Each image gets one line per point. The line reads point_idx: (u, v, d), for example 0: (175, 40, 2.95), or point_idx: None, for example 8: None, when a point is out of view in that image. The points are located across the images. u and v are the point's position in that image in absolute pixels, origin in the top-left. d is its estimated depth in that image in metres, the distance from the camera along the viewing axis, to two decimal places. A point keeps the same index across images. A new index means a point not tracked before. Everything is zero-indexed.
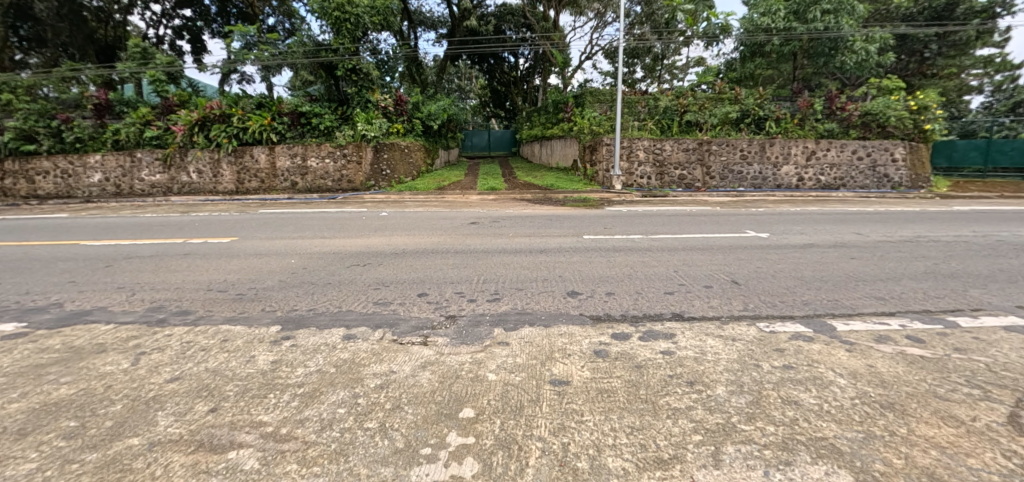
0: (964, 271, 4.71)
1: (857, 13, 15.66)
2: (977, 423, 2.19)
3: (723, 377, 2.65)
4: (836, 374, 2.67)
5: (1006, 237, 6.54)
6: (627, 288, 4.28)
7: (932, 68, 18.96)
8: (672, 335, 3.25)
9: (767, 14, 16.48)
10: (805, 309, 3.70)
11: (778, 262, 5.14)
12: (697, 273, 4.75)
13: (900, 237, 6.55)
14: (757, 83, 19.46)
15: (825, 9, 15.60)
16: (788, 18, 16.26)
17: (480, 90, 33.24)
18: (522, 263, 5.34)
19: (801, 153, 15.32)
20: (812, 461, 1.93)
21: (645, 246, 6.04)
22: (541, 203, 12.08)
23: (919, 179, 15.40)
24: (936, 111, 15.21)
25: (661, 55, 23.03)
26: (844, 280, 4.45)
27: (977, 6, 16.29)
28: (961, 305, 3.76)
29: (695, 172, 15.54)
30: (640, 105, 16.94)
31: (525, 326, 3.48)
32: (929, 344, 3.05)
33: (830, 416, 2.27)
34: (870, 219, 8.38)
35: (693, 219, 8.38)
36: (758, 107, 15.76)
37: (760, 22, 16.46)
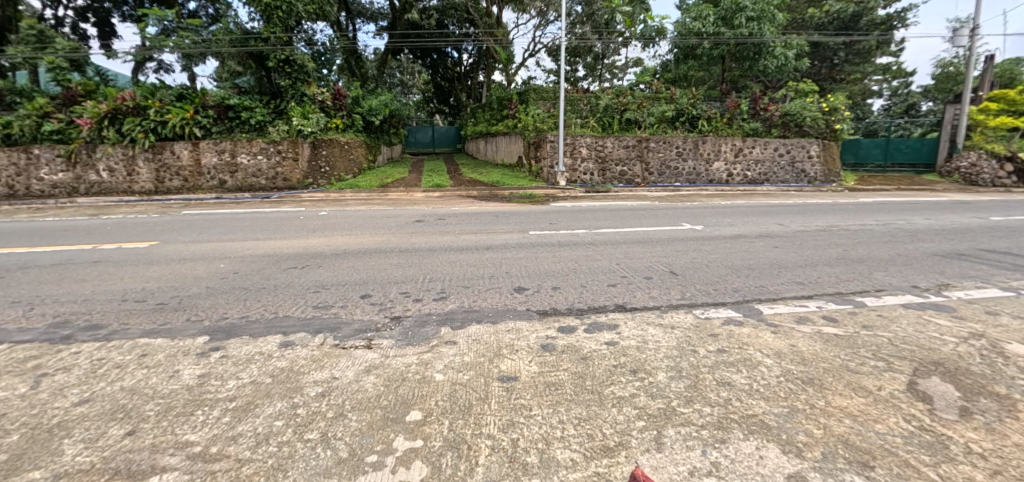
0: (868, 256, 5.26)
1: (777, 21, 17.01)
2: (882, 394, 2.48)
3: (663, 364, 2.75)
4: (763, 355, 2.87)
5: (902, 225, 7.37)
6: (572, 282, 4.36)
7: (841, 74, 20.94)
8: (616, 326, 3.33)
9: (698, 19, 17.48)
10: (735, 295, 3.96)
11: (711, 253, 5.46)
12: (638, 265, 4.94)
13: (815, 227, 7.20)
14: (692, 84, 20.47)
15: (749, 16, 16.76)
16: (716, 23, 17.35)
17: (423, 85, 32.70)
18: (469, 260, 5.27)
19: (730, 150, 16.42)
20: (743, 438, 2.13)
21: (587, 240, 6.20)
22: (486, 199, 12.08)
23: (831, 174, 17.04)
24: (845, 112, 16.81)
25: (601, 55, 23.74)
26: (769, 267, 4.81)
27: (876, 19, 18.21)
28: (867, 286, 4.19)
29: (634, 168, 16.17)
30: (582, 103, 17.33)
31: (473, 323, 3.44)
32: (842, 322, 3.37)
33: (759, 394, 2.46)
34: (790, 211, 9.13)
35: (631, 214, 8.73)
36: (691, 106, 16.69)
37: (691, 26, 17.54)
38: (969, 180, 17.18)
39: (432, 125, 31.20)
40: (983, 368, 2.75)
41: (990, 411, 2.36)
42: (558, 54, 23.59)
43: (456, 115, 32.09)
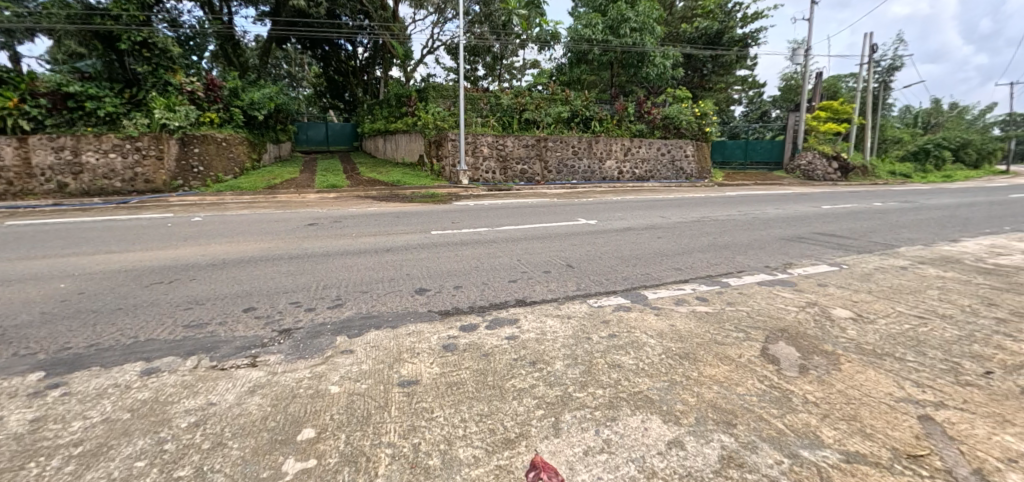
0: (731, 242, 6.06)
1: (655, 33, 18.81)
2: (743, 360, 2.87)
3: (560, 353, 2.89)
4: (647, 336, 3.15)
5: (756, 214, 8.64)
6: (474, 280, 4.38)
7: (708, 83, 23.75)
8: (516, 320, 3.42)
9: (588, 26, 18.68)
10: (625, 283, 4.29)
11: (603, 245, 5.86)
12: (537, 260, 5.13)
13: (690, 218, 8.11)
14: (585, 87, 21.71)
15: (632, 27, 18.33)
16: (605, 31, 18.69)
17: (315, 78, 30.57)
18: (367, 264, 5.04)
19: (619, 150, 17.89)
20: (631, 413, 2.33)
21: (489, 238, 6.28)
22: (386, 200, 11.66)
23: (704, 171, 19.59)
24: (712, 117, 19.28)
25: (499, 56, 23.84)
26: (653, 256, 5.31)
27: (735, 36, 21.00)
28: (730, 268, 4.82)
29: (534, 166, 16.78)
30: (482, 102, 17.34)
31: (372, 329, 3.29)
32: (711, 301, 3.84)
33: (645, 371, 2.70)
34: (670, 205, 10.19)
35: (530, 211, 9.04)
36: (585, 108, 17.72)
37: (583, 33, 18.67)
38: (805, 173, 21.03)
39: (325, 122, 29.15)
40: (816, 331, 3.32)
41: (821, 366, 2.86)
42: (457, 52, 23.55)
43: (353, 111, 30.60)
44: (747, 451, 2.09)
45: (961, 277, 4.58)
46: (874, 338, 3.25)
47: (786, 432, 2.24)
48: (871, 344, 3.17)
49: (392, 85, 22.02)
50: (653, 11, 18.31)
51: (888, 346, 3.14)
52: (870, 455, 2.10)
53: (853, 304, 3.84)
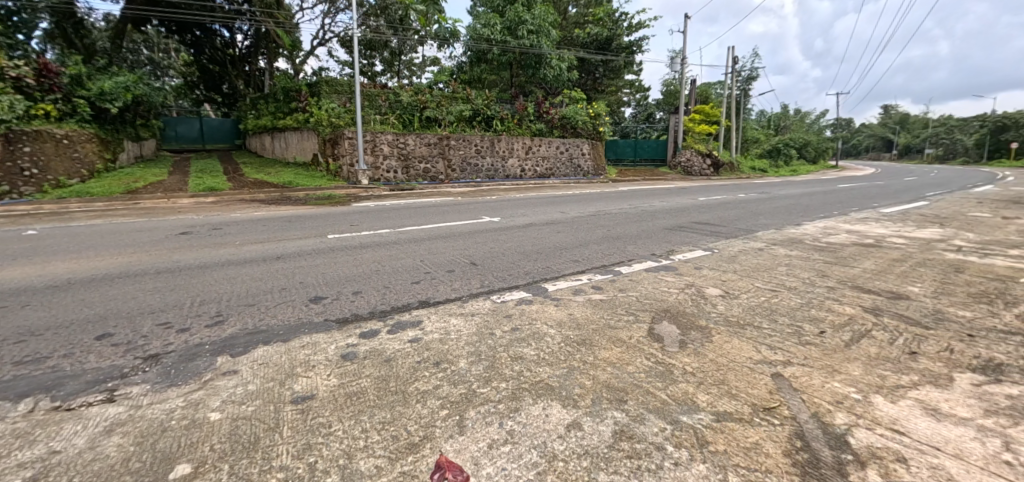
0: (623, 233, 6.60)
1: (551, 37, 19.76)
2: (632, 342, 3.15)
3: (464, 351, 2.92)
4: (548, 326, 3.32)
5: (642, 207, 9.51)
6: (375, 284, 4.24)
7: (601, 85, 25.20)
8: (419, 322, 3.38)
9: (487, 26, 19.00)
10: (527, 278, 4.45)
11: (507, 242, 6.02)
12: (441, 259, 5.10)
13: (587, 212, 8.66)
14: (486, 86, 21.94)
15: (529, 29, 19.07)
16: (503, 32, 19.16)
17: (184, 66, 27.03)
18: (254, 274, 4.61)
19: (521, 148, 18.55)
20: (533, 402, 2.43)
21: (391, 240, 6.10)
22: (276, 203, 10.72)
23: (599, 168, 21.33)
24: (605, 118, 20.99)
25: (398, 51, 23.46)
26: (553, 249, 5.58)
27: (622, 44, 22.85)
28: (622, 258, 5.23)
29: (438, 165, 16.59)
30: (381, 98, 16.75)
31: (259, 345, 3.02)
32: (605, 289, 4.14)
33: (545, 361, 2.84)
34: (568, 200, 10.78)
35: (434, 210, 8.94)
36: (486, 107, 18.01)
37: (482, 32, 18.92)
38: (687, 170, 24.08)
39: (200, 117, 25.87)
40: (693, 309, 3.76)
41: (697, 340, 3.25)
42: (351, 45, 22.36)
43: (233, 105, 27.75)
44: (637, 423, 2.31)
45: (802, 254, 5.49)
46: (738, 311, 3.77)
47: (668, 402, 2.52)
48: (735, 316, 3.67)
49: (280, 78, 20.23)
50: (548, 16, 19.24)
51: (748, 317, 3.67)
52: (734, 412, 2.45)
53: (722, 282, 4.41)
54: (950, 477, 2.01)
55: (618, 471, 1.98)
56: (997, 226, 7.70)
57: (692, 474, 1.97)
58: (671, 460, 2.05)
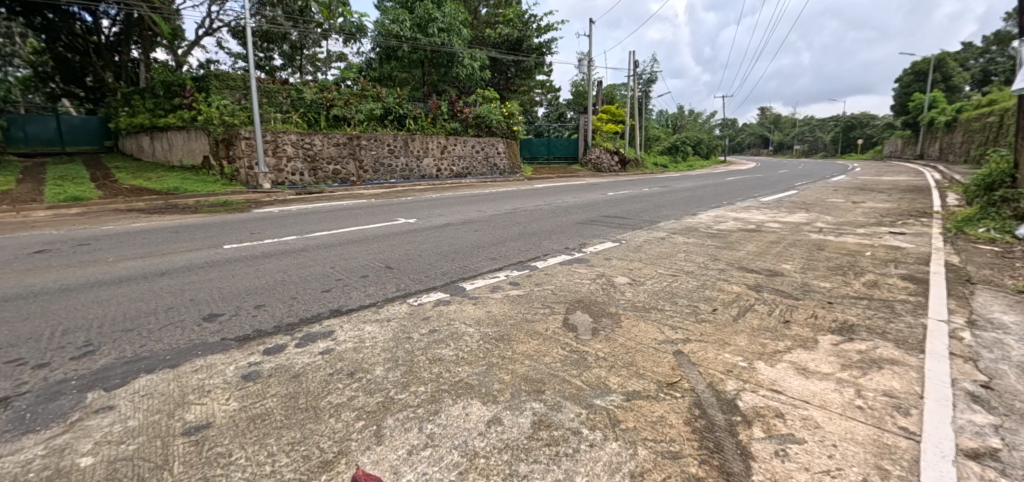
0: (538, 229, 6.83)
1: (462, 36, 19.80)
2: (549, 333, 3.28)
3: (381, 358, 2.85)
4: (466, 326, 3.34)
5: (556, 203, 9.91)
6: (280, 295, 3.96)
7: (514, 85, 25.76)
8: (331, 332, 3.22)
9: (395, 22, 18.48)
10: (444, 278, 4.44)
11: (423, 243, 5.94)
12: (354, 264, 4.90)
13: (503, 210, 8.83)
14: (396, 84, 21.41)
15: (440, 27, 18.90)
16: (413, 29, 18.76)
17: (30, 54, 22.93)
18: (134, 294, 4.07)
19: (436, 148, 18.38)
20: (453, 403, 2.44)
21: (298, 247, 5.73)
22: (159, 212, 9.52)
23: (515, 166, 21.91)
24: (518, 117, 21.52)
25: (299, 45, 22.06)
26: (471, 248, 5.61)
27: (533, 45, 23.53)
28: (538, 253, 5.41)
29: (348, 166, 15.84)
30: (281, 95, 15.77)
31: (142, 375, 2.68)
32: (522, 284, 4.27)
33: (464, 360, 2.86)
34: (485, 199, 10.89)
35: (345, 214, 8.54)
36: (398, 106, 17.57)
37: (390, 28, 18.37)
38: (596, 166, 25.16)
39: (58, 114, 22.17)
40: (604, 297, 4.01)
41: (608, 326, 3.47)
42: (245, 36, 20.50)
43: (101, 100, 24.16)
44: (555, 411, 2.42)
45: (698, 241, 6.08)
46: (644, 297, 4.09)
47: (583, 387, 2.66)
48: (641, 301, 3.98)
49: (158, 70, 17.98)
50: (458, 14, 19.26)
51: (652, 301, 3.99)
52: (642, 390, 2.66)
53: (630, 271, 4.74)
54: (816, 425, 2.37)
55: (536, 459, 2.06)
56: (846, 210, 9.14)
57: (605, 453, 2.11)
58: (587, 442, 2.18)
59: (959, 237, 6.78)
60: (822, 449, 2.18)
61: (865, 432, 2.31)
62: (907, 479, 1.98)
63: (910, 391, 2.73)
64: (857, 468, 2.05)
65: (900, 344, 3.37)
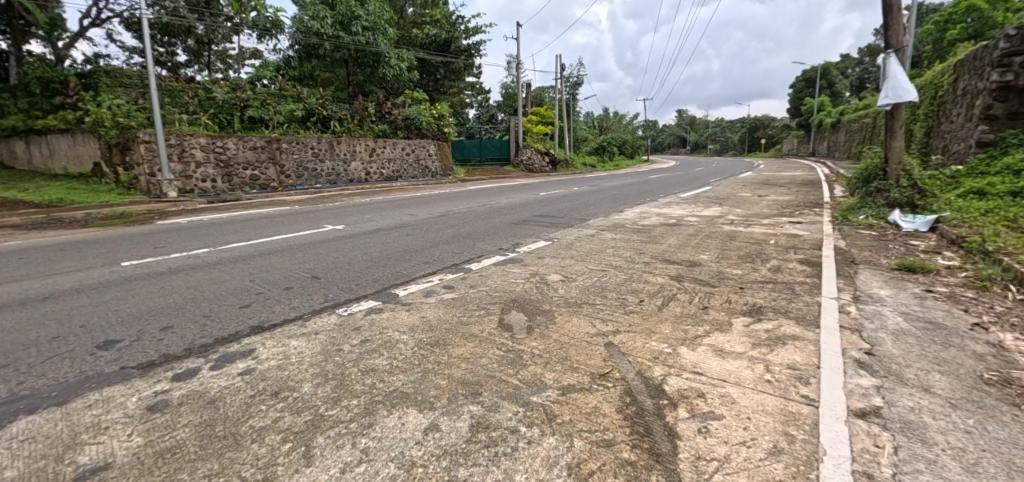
0: (472, 230, 6.85)
1: (387, 35, 19.38)
2: (485, 334, 3.31)
3: (309, 374, 2.72)
4: (400, 333, 3.28)
5: (490, 204, 9.99)
6: (191, 314, 3.64)
7: (443, 87, 25.50)
8: (251, 350, 3.01)
9: (315, 19, 17.63)
10: (376, 285, 4.31)
11: (353, 250, 5.73)
12: (276, 276, 4.62)
13: (436, 213, 8.75)
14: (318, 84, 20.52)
15: (364, 26, 18.29)
16: (335, 27, 17.98)
17: None
18: (4, 324, 3.52)
19: (364, 150, 17.80)
20: (389, 413, 2.39)
21: (212, 260, 5.28)
22: (37, 227, 8.31)
23: (447, 167, 21.89)
24: (449, 119, 21.44)
25: (207, 40, 20.33)
26: (404, 253, 5.51)
27: (461, 46, 23.54)
28: (472, 254, 5.44)
29: (268, 171, 14.87)
30: (187, 95, 14.55)
31: (19, 418, 2.33)
32: (457, 287, 4.27)
33: (399, 368, 2.81)
34: (418, 202, 10.72)
35: (265, 222, 8.00)
36: (321, 107, 16.72)
37: (310, 25, 17.46)
38: (529, 167, 25.82)
39: None
40: (538, 295, 4.12)
41: (542, 323, 3.57)
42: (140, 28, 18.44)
43: None
44: (493, 412, 2.44)
45: (624, 236, 6.42)
46: (576, 292, 4.24)
47: (520, 386, 2.72)
48: (573, 297, 4.14)
49: (32, 63, 15.68)
50: (383, 13, 18.78)
51: (584, 296, 4.16)
52: (576, 383, 2.76)
53: (562, 268, 4.91)
54: (732, 401, 2.60)
55: (476, 462, 2.07)
56: (753, 203, 10.08)
57: (542, 448, 2.17)
58: (525, 439, 2.23)
59: (845, 224, 7.73)
60: (738, 422, 2.40)
61: (774, 404, 2.58)
62: (809, 442, 2.23)
63: (809, 362, 3.08)
64: (768, 437, 2.28)
65: (800, 321, 3.79)
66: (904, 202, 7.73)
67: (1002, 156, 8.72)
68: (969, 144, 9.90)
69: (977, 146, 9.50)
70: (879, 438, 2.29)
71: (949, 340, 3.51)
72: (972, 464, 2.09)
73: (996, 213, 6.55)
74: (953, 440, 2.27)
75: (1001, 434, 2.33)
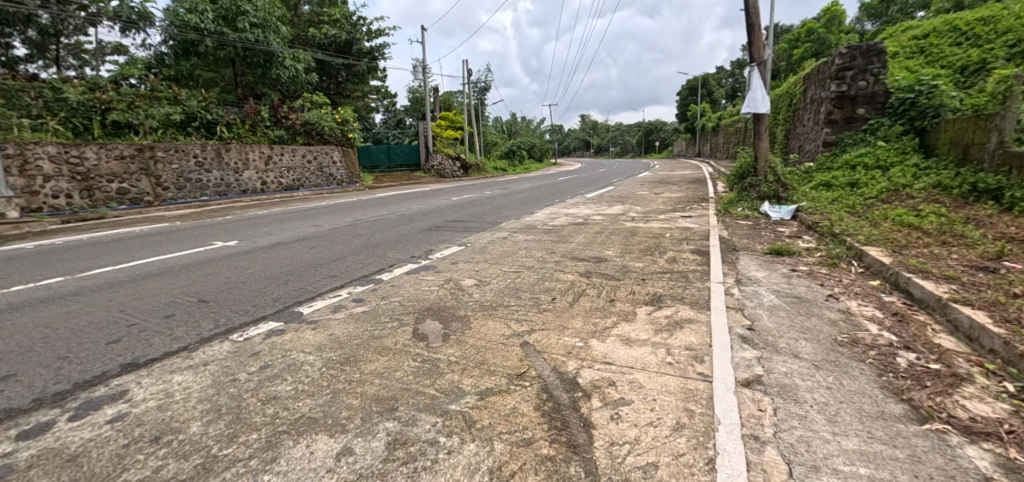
0: (382, 239, 6.65)
1: (281, 33, 17.91)
2: (398, 346, 3.25)
3: (199, 411, 2.46)
4: (306, 354, 3.10)
5: (401, 211, 9.76)
6: (40, 358, 3.09)
7: (346, 90, 24.35)
8: (124, 392, 2.65)
9: (193, 12, 15.85)
10: (275, 305, 4.01)
11: (248, 268, 5.27)
12: (153, 304, 4.09)
13: (344, 223, 8.36)
14: (199, 84, 18.56)
15: (252, 22, 16.82)
16: (217, 22, 16.30)
17: None
18: None
19: (259, 158, 16.43)
20: (295, 442, 2.25)
21: (67, 291, 4.52)
22: None
23: (353, 175, 21.11)
24: (353, 124, 21.02)
25: (51, 30, 17.24)
26: (307, 268, 5.19)
27: (363, 48, 22.70)
28: (383, 265, 5.28)
29: (141, 183, 13.03)
30: (30, 94, 12.19)
31: None
32: (367, 299, 4.13)
33: (305, 392, 2.66)
34: (323, 212, 10.14)
35: (138, 242, 7.03)
36: (204, 110, 15.29)
37: (186, 18, 15.66)
38: (439, 172, 25.72)
39: None
40: (453, 301, 4.13)
41: (457, 329, 3.59)
42: None
43: None
44: (410, 427, 2.41)
45: (535, 237, 6.65)
46: (490, 295, 4.33)
47: (436, 395, 2.71)
48: (488, 299, 4.22)
49: None
50: (274, 10, 17.44)
51: (498, 298, 4.25)
52: (494, 386, 2.82)
53: (476, 272, 4.96)
54: (639, 385, 2.83)
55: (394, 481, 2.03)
56: (650, 201, 10.97)
57: (462, 456, 2.19)
58: (444, 450, 2.23)
59: (727, 216, 8.75)
60: (645, 405, 2.62)
61: (675, 383, 2.85)
62: (705, 414, 2.51)
63: (702, 342, 3.46)
64: (671, 415, 2.52)
65: (694, 305, 4.23)
66: (772, 194, 8.99)
67: (842, 153, 10.60)
68: (817, 144, 11.76)
69: (823, 146, 11.28)
70: (762, 402, 2.65)
71: (811, 310, 4.15)
72: (833, 415, 2.51)
73: (840, 201, 7.84)
74: (818, 397, 2.70)
75: (852, 386, 2.82)
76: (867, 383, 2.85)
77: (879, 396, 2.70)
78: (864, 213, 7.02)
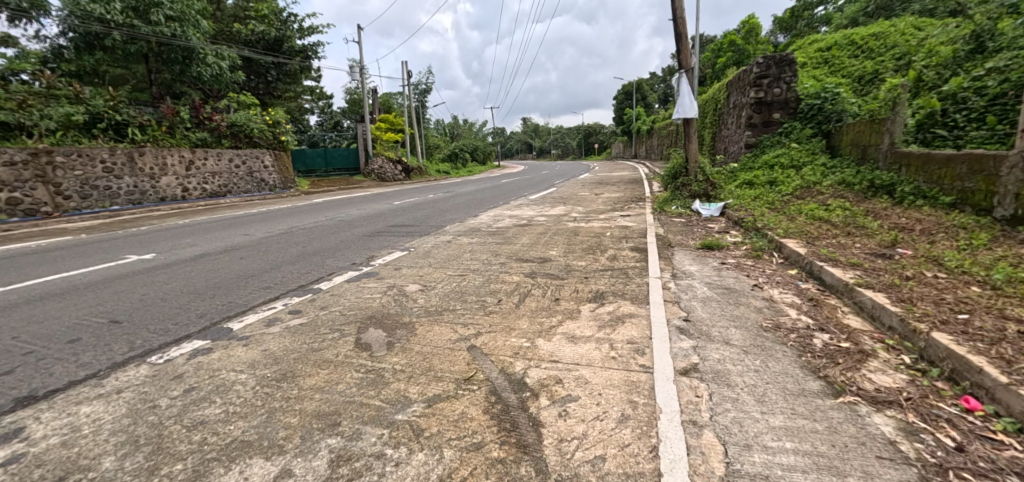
0: (320, 247, 6.38)
1: (201, 28, 16.71)
2: (340, 358, 3.15)
3: (112, 444, 2.25)
4: (237, 372, 2.92)
5: (340, 217, 9.42)
6: None
7: (276, 91, 23.05)
8: (18, 431, 2.35)
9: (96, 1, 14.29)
10: (201, 322, 3.73)
11: (168, 282, 4.85)
12: (52, 328, 3.66)
13: (278, 231, 7.93)
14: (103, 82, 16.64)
15: (168, 14, 15.46)
16: (126, 13, 14.82)
17: None
18: None
19: (179, 163, 15.17)
20: (228, 468, 2.12)
21: None
22: None
23: (287, 180, 20.11)
24: (286, 126, 20.04)
25: None
26: (236, 280, 4.86)
27: (295, 47, 21.58)
28: (321, 274, 5.07)
29: (36, 192, 11.51)
30: None
31: None
32: (304, 311, 3.96)
33: (237, 414, 2.51)
34: (254, 220, 9.55)
35: (33, 259, 6.24)
36: (112, 110, 13.81)
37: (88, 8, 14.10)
38: (380, 176, 24.88)
39: None
40: (397, 308, 4.06)
41: (402, 337, 3.54)
42: None
43: None
44: (354, 441, 2.35)
45: (480, 240, 6.67)
46: (436, 300, 4.30)
47: (382, 406, 2.66)
48: (433, 304, 4.19)
49: None
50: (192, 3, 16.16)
51: (444, 303, 4.23)
52: (441, 392, 2.81)
53: (421, 277, 4.91)
54: (585, 381, 2.94)
55: None
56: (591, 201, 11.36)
57: (411, 467, 2.17)
58: (392, 462, 2.20)
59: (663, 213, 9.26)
60: (591, 399, 2.73)
61: (619, 376, 2.99)
62: (648, 404, 2.66)
63: (643, 335, 3.65)
64: (616, 407, 2.65)
65: (635, 300, 4.45)
66: (702, 192, 9.64)
67: (761, 154, 11.52)
68: (740, 146, 12.74)
69: (745, 147, 12.22)
70: (698, 389, 2.84)
71: (739, 300, 4.50)
72: (762, 395, 2.75)
73: (761, 198, 8.54)
74: (747, 380, 2.94)
75: (776, 367, 3.10)
76: (789, 364, 3.14)
77: (799, 375, 2.99)
78: (782, 208, 7.68)
